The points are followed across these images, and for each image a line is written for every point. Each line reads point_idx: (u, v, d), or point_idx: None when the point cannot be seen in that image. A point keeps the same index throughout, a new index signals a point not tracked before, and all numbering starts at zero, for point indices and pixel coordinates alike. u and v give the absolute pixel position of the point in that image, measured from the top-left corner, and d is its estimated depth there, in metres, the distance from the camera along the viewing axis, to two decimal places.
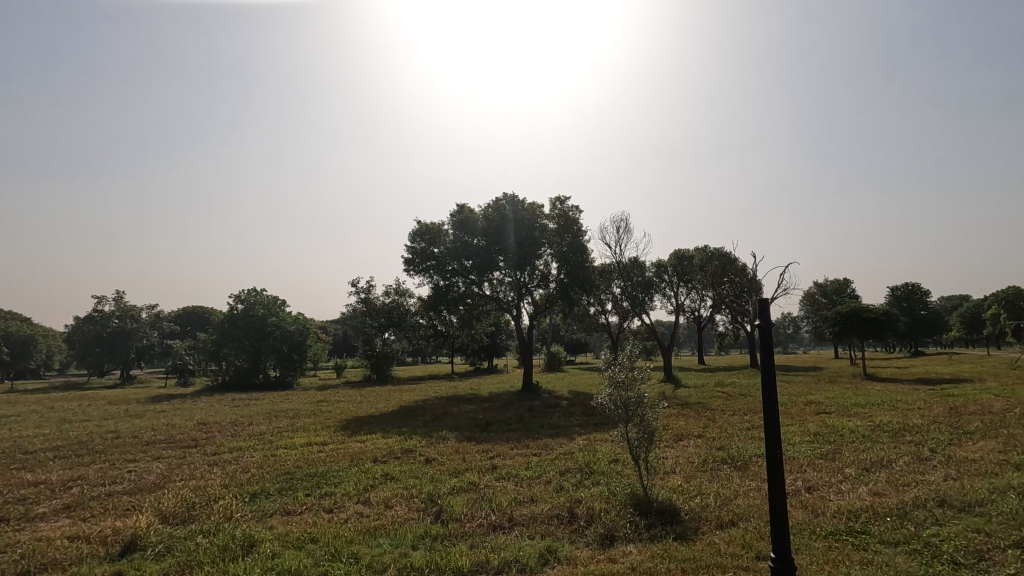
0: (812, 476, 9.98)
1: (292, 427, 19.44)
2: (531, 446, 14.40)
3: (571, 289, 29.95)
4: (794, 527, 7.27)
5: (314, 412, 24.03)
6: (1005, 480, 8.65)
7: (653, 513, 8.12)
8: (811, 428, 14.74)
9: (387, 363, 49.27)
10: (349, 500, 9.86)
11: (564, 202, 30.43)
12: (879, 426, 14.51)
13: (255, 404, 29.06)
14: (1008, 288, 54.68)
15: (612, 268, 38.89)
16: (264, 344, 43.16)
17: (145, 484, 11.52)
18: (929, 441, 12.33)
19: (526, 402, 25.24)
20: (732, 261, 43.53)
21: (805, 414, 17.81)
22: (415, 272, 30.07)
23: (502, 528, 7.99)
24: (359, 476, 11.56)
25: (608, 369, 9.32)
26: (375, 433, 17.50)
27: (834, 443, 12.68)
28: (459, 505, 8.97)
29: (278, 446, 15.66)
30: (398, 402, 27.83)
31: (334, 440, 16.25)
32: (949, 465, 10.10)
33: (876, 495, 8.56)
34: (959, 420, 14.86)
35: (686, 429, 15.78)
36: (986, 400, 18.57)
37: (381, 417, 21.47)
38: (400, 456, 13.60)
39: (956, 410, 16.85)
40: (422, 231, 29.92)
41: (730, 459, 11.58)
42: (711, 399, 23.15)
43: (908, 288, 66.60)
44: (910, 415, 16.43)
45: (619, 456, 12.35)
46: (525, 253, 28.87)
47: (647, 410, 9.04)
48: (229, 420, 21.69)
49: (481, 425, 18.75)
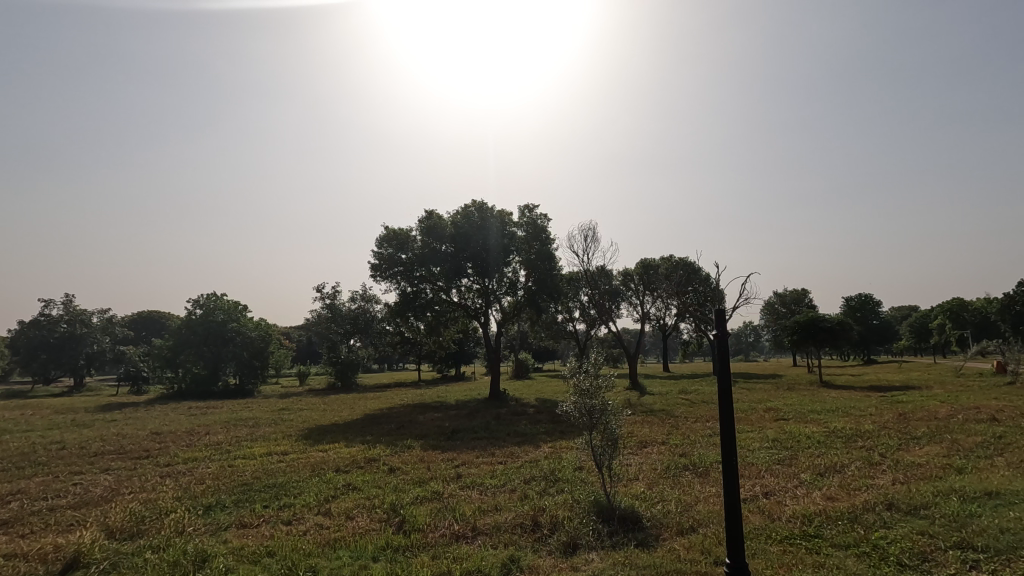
0: (769, 481, 10.25)
1: (252, 436, 18.86)
2: (497, 454, 14.33)
3: (538, 297, 30.01)
4: (752, 532, 7.44)
5: (275, 420, 23.38)
6: (949, 483, 9.06)
7: (616, 520, 8.20)
8: (771, 435, 15.12)
9: (352, 370, 48.39)
10: (309, 512, 9.61)
11: (532, 210, 30.65)
12: (834, 433, 15.00)
13: (212, 412, 28.04)
14: (954, 298, 57.51)
15: (581, 276, 39.32)
16: (224, 351, 41.79)
17: (91, 497, 10.98)
18: (880, 446, 12.85)
19: (493, 410, 25.04)
20: (697, 270, 44.79)
21: (763, 420, 18.40)
22: (381, 278, 29.69)
23: (465, 538, 7.92)
24: (321, 486, 11.30)
25: (574, 376, 9.38)
26: (339, 441, 17.17)
27: (791, 449, 13.11)
28: (422, 515, 8.85)
29: (236, 456, 15.18)
30: (363, 409, 27.37)
31: (295, 450, 15.85)
32: (897, 469, 10.54)
33: (828, 499, 8.85)
34: (908, 426, 15.53)
35: (651, 436, 16.07)
36: (934, 406, 19.43)
37: (345, 425, 21.06)
38: (363, 465, 13.35)
39: (906, 416, 17.58)
40: (390, 237, 29.60)
41: (692, 466, 11.80)
42: (676, 406, 23.56)
43: (861, 298, 69.36)
44: (861, 421, 17.10)
45: (584, 464, 12.39)
46: (493, 260, 28.89)
47: (611, 418, 9.08)
48: (185, 430, 20.92)
49: (447, 433, 18.57)
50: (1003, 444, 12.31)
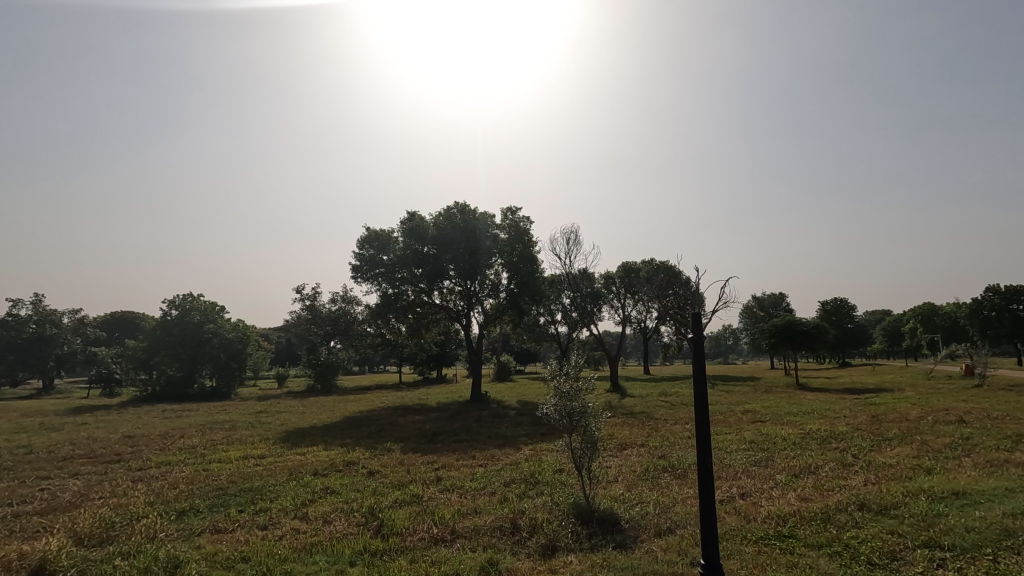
0: (746, 482, 10.38)
1: (228, 440, 18.51)
2: (477, 457, 14.31)
3: (521, 299, 30.04)
4: (727, 533, 7.52)
5: (252, 423, 23.03)
6: (919, 484, 9.28)
7: (595, 522, 8.24)
8: (747, 437, 15.35)
9: (332, 373, 47.93)
10: (285, 516, 9.47)
11: (515, 212, 30.71)
12: (809, 434, 15.28)
13: (187, 415, 27.49)
14: (925, 303, 59.12)
15: (563, 279, 39.47)
16: (200, 352, 41.04)
17: (58, 503, 10.68)
18: (853, 447, 13.15)
19: (474, 412, 24.99)
20: (677, 274, 45.30)
21: (741, 422, 18.65)
22: (362, 280, 29.53)
23: (444, 541, 7.88)
24: (298, 490, 11.16)
25: (554, 378, 9.42)
26: (318, 444, 16.96)
27: (767, 450, 13.32)
28: (401, 518, 8.77)
29: (211, 460, 14.90)
30: (343, 412, 27.18)
31: (273, 453, 15.61)
32: (869, 470, 10.77)
33: (803, 499, 9.01)
34: (880, 428, 15.89)
35: (630, 438, 16.20)
36: (905, 409, 19.89)
37: (325, 428, 20.84)
38: (342, 468, 13.25)
39: (878, 418, 17.95)
40: (371, 239, 29.46)
41: (670, 467, 11.93)
42: (655, 409, 23.77)
43: (837, 302, 70.80)
44: (835, 423, 17.49)
45: (563, 466, 12.46)
46: (475, 262, 28.82)
47: (591, 420, 9.12)
48: (158, 433, 20.49)
49: (428, 435, 18.49)
50: (970, 445, 12.63)
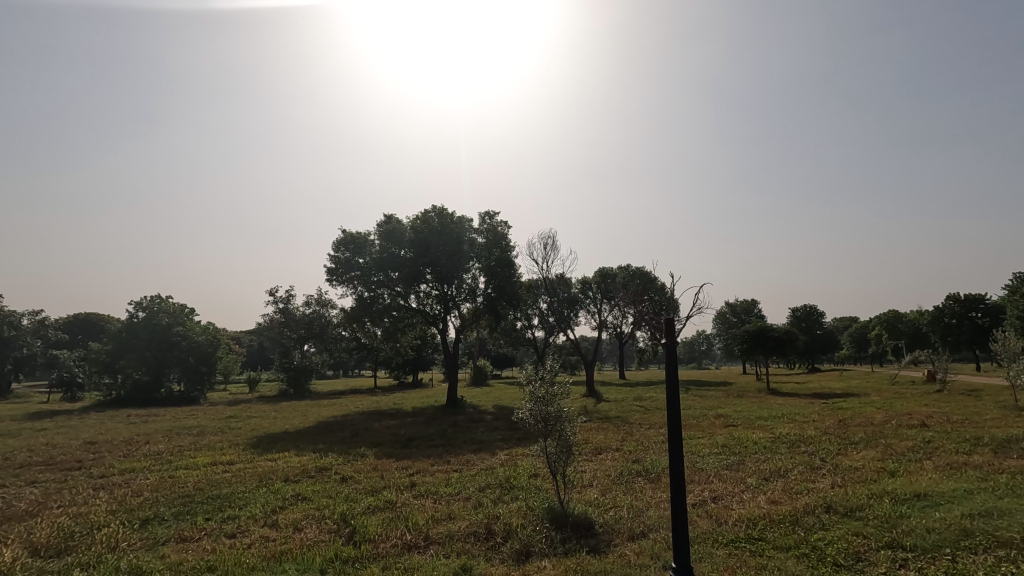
0: (718, 486, 10.53)
1: (195, 446, 18.02)
2: (452, 462, 14.22)
3: (497, 304, 30.04)
4: (699, 537, 7.61)
5: (221, 429, 22.49)
6: (883, 486, 9.55)
7: (569, 527, 8.27)
8: (720, 441, 15.58)
9: (305, 377, 47.13)
10: (254, 524, 9.25)
11: (493, 217, 30.70)
12: (780, 438, 15.57)
13: (153, 420, 26.72)
14: (890, 311, 61.05)
15: (540, 284, 39.58)
16: (169, 356, 39.96)
17: (14, 512, 10.25)
18: (821, 451, 13.45)
19: (450, 417, 24.83)
20: (653, 280, 45.89)
21: (714, 426, 18.94)
22: (337, 282, 29.18)
23: (418, 547, 7.80)
24: (268, 497, 10.92)
25: (530, 383, 9.39)
26: (289, 450, 16.63)
27: (738, 455, 13.53)
28: (374, 525, 8.65)
29: (177, 467, 14.48)
30: (316, 417, 26.68)
31: (242, 459, 15.26)
32: (836, 473, 11.04)
33: (772, 503, 9.17)
34: (846, 432, 16.31)
35: (605, 442, 16.29)
36: (871, 413, 20.44)
37: (296, 433, 20.47)
38: (313, 475, 13.00)
39: (845, 422, 18.42)
40: (347, 241, 29.07)
41: (644, 472, 12.03)
42: (630, 413, 23.96)
43: (807, 309, 72.65)
44: (804, 427, 17.86)
45: (538, 470, 12.47)
46: (452, 266, 28.73)
47: (566, 425, 9.14)
48: (122, 439, 19.86)
49: (403, 440, 18.31)
50: (932, 448, 13.02)
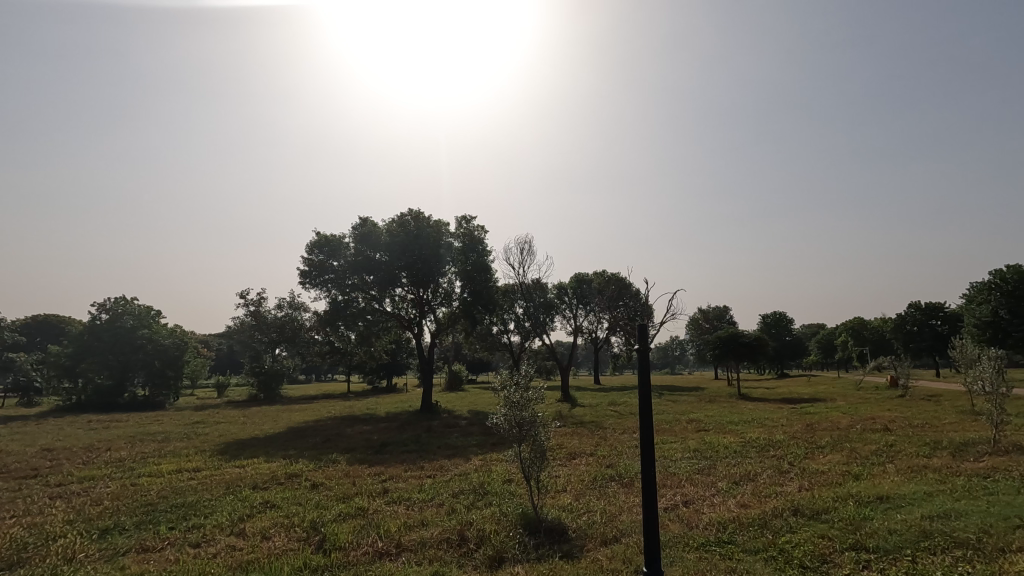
0: (689, 490, 10.66)
1: (160, 452, 17.50)
2: (426, 468, 14.10)
3: (474, 308, 29.93)
4: (670, 541, 7.68)
5: (187, 434, 21.87)
6: (848, 489, 9.79)
7: (542, 532, 8.27)
8: (691, 446, 15.81)
9: (276, 381, 46.18)
10: (221, 532, 9.01)
11: (470, 221, 30.67)
12: (749, 443, 15.89)
13: (116, 426, 25.85)
14: (855, 318, 62.84)
15: (516, 289, 39.63)
16: (133, 359, 38.67)
17: None
18: (789, 455, 13.74)
19: (424, 422, 24.61)
20: (628, 286, 46.43)
21: (686, 431, 19.18)
22: (310, 286, 28.74)
23: (389, 555, 7.69)
24: (235, 505, 10.64)
25: (504, 389, 9.37)
26: (258, 456, 16.26)
27: (709, 459, 13.75)
28: (344, 533, 8.51)
29: (140, 474, 14.01)
30: (287, 422, 26.19)
31: (209, 466, 14.88)
32: (803, 477, 11.28)
33: (742, 506, 9.32)
34: (813, 436, 16.73)
35: (580, 447, 16.38)
36: (837, 418, 21.00)
37: (267, 439, 20.05)
38: (283, 481, 12.74)
39: (812, 427, 18.89)
40: (320, 243, 28.61)
41: (617, 476, 12.11)
42: (605, 418, 24.12)
43: (777, 315, 74.34)
44: (773, 431, 18.23)
45: (513, 476, 12.44)
46: (429, 270, 28.56)
47: (540, 430, 9.15)
48: (82, 445, 19.16)
49: (376, 446, 18.10)
50: (894, 452, 13.42)
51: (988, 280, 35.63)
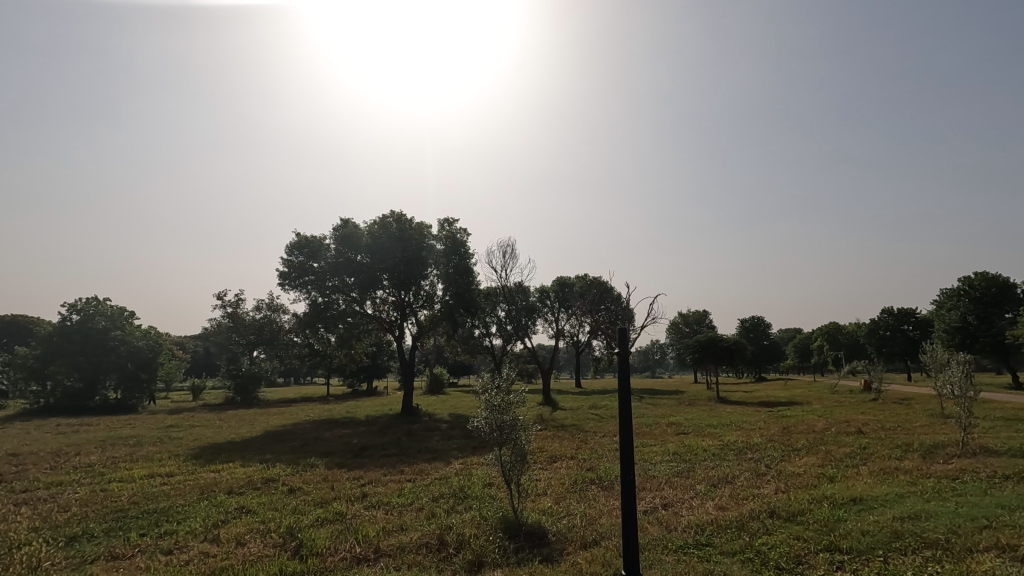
0: (668, 493, 10.74)
1: (132, 457, 17.07)
2: (406, 471, 13.99)
3: (456, 311, 29.82)
4: (649, 543, 7.73)
5: (161, 439, 21.38)
6: (822, 491, 9.96)
7: (523, 536, 8.25)
8: (671, 448, 15.93)
9: (254, 385, 45.39)
10: (194, 539, 8.82)
11: (452, 224, 30.60)
12: (728, 446, 16.08)
13: (85, 430, 25.15)
14: (831, 323, 64.10)
15: (498, 292, 39.63)
16: (104, 361, 37.75)
17: None
18: (766, 458, 13.92)
19: (404, 426, 24.42)
20: (609, 290, 46.79)
21: (666, 434, 19.34)
22: (289, 287, 28.34)
23: (367, 560, 7.60)
24: (210, 510, 10.41)
25: (485, 392, 9.34)
26: (234, 461, 15.97)
27: (689, 462, 13.87)
28: (322, 538, 8.39)
29: (109, 479, 13.64)
30: (265, 426, 25.79)
31: (182, 471, 14.56)
32: (779, 479, 11.45)
33: (719, 509, 9.42)
34: (790, 439, 16.99)
35: (561, 450, 16.40)
36: (813, 421, 21.38)
37: (243, 443, 19.70)
38: (259, 486, 12.52)
39: (789, 430, 19.20)
40: (301, 244, 28.24)
41: (597, 480, 12.15)
42: (586, 421, 24.22)
43: (755, 320, 75.49)
44: (751, 434, 18.50)
45: (493, 479, 12.40)
46: (411, 272, 28.40)
47: (521, 433, 9.14)
48: (50, 450, 18.60)
49: (355, 450, 17.90)
50: (867, 454, 13.71)
51: (957, 287, 36.64)
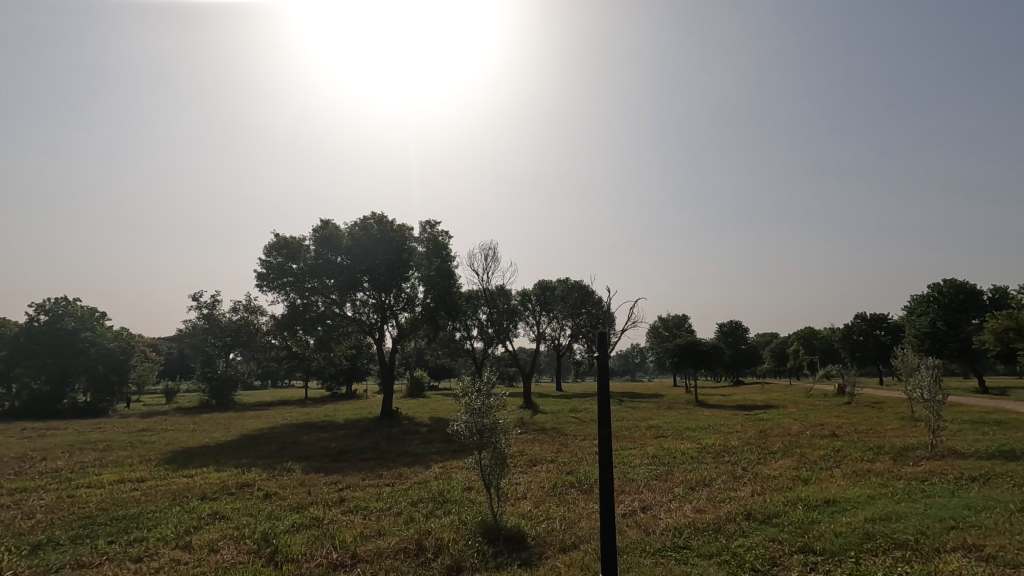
0: (647, 496, 10.81)
1: (101, 462, 16.61)
2: (384, 476, 13.84)
3: (437, 314, 29.68)
4: (628, 547, 7.77)
5: (132, 443, 20.86)
6: (797, 493, 10.13)
7: (501, 541, 8.22)
8: (650, 451, 16.06)
9: (230, 388, 44.61)
10: (165, 546, 8.60)
11: (434, 226, 30.48)
12: (706, 448, 16.25)
13: (53, 434, 24.40)
14: (806, 328, 65.33)
15: (480, 295, 39.56)
16: (74, 363, 36.65)
17: None
18: (743, 460, 14.10)
19: (384, 429, 24.18)
20: (590, 294, 47.10)
21: (645, 438, 19.48)
22: (267, 289, 27.91)
23: (344, 566, 7.50)
24: (182, 516, 10.18)
25: (465, 396, 9.29)
26: (208, 466, 15.65)
27: (668, 465, 13.98)
28: (297, 544, 8.26)
29: (77, 485, 13.23)
30: (240, 430, 25.31)
31: (154, 476, 14.20)
32: (756, 482, 11.62)
33: (697, 511, 9.51)
34: (766, 442, 17.26)
35: (540, 454, 16.41)
36: (788, 424, 21.75)
37: (218, 448, 19.32)
38: (234, 491, 12.27)
39: (765, 433, 19.49)
40: (279, 245, 27.82)
41: (576, 483, 12.18)
42: (566, 425, 24.27)
43: (733, 325, 76.62)
44: (728, 437, 18.74)
45: (473, 483, 12.34)
46: (392, 275, 28.18)
47: (501, 437, 9.12)
48: (14, 455, 18.02)
49: (334, 454, 17.67)
50: (841, 456, 13.99)
51: (927, 293, 37.55)
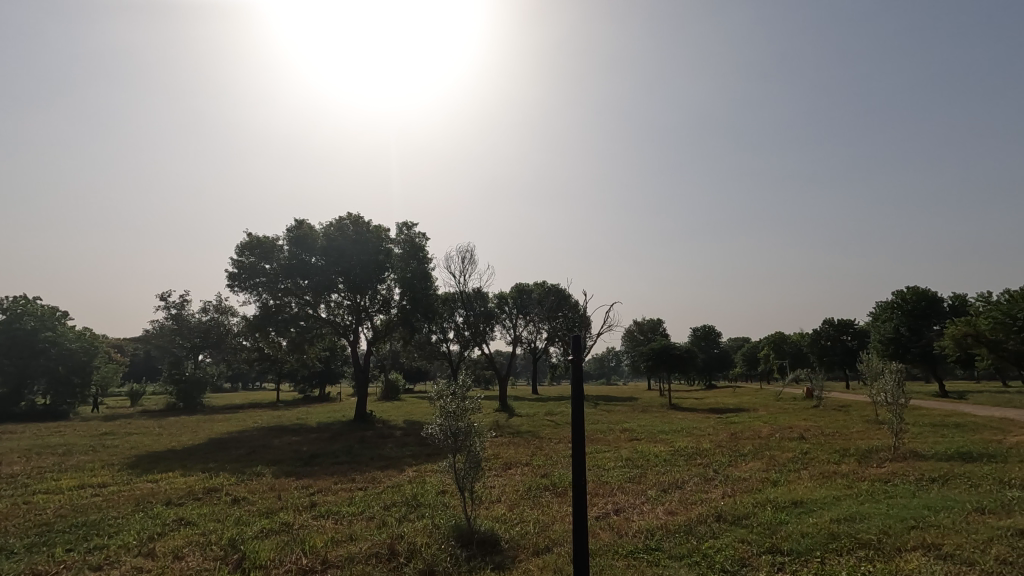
0: (620, 498, 10.90)
1: (60, 467, 15.98)
2: (357, 480, 13.65)
3: (413, 316, 29.46)
4: (600, 549, 7.80)
5: (93, 447, 20.13)
6: (766, 495, 10.33)
7: (475, 545, 8.18)
8: (624, 454, 16.18)
9: (198, 391, 43.56)
10: (128, 553, 8.33)
11: (411, 227, 30.27)
12: (678, 451, 16.46)
13: (8, 438, 23.39)
14: (776, 332, 66.69)
15: (456, 297, 39.39)
16: (32, 364, 35.27)
17: None
18: (714, 463, 14.31)
19: (357, 433, 23.84)
20: (566, 297, 47.36)
21: (619, 440, 19.64)
22: (238, 289, 27.32)
23: (314, 573, 7.36)
24: (146, 523, 9.86)
25: (439, 399, 9.21)
26: (174, 470, 15.20)
27: (641, 467, 14.12)
28: (266, 550, 8.09)
29: (34, 491, 12.71)
30: (209, 433, 24.66)
31: (117, 481, 13.74)
32: (727, 484, 11.81)
33: (669, 513, 9.62)
34: (736, 444, 17.57)
35: (516, 457, 16.40)
36: (759, 427, 22.19)
37: (185, 452, 18.81)
38: (201, 497, 11.94)
39: (736, 435, 19.83)
40: (252, 245, 27.27)
41: (550, 486, 12.23)
42: (541, 428, 24.30)
43: (706, 329, 77.80)
44: (700, 440, 19.00)
45: (447, 487, 12.26)
46: (367, 276, 27.89)
47: (475, 439, 9.10)
48: None
49: (305, 458, 17.35)
50: (808, 459, 14.32)
51: (891, 300, 38.71)
